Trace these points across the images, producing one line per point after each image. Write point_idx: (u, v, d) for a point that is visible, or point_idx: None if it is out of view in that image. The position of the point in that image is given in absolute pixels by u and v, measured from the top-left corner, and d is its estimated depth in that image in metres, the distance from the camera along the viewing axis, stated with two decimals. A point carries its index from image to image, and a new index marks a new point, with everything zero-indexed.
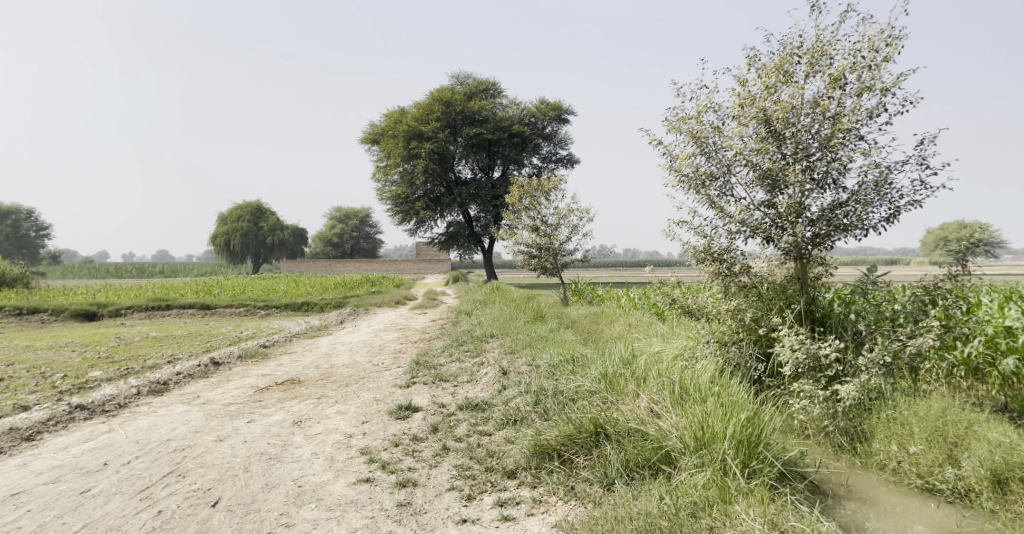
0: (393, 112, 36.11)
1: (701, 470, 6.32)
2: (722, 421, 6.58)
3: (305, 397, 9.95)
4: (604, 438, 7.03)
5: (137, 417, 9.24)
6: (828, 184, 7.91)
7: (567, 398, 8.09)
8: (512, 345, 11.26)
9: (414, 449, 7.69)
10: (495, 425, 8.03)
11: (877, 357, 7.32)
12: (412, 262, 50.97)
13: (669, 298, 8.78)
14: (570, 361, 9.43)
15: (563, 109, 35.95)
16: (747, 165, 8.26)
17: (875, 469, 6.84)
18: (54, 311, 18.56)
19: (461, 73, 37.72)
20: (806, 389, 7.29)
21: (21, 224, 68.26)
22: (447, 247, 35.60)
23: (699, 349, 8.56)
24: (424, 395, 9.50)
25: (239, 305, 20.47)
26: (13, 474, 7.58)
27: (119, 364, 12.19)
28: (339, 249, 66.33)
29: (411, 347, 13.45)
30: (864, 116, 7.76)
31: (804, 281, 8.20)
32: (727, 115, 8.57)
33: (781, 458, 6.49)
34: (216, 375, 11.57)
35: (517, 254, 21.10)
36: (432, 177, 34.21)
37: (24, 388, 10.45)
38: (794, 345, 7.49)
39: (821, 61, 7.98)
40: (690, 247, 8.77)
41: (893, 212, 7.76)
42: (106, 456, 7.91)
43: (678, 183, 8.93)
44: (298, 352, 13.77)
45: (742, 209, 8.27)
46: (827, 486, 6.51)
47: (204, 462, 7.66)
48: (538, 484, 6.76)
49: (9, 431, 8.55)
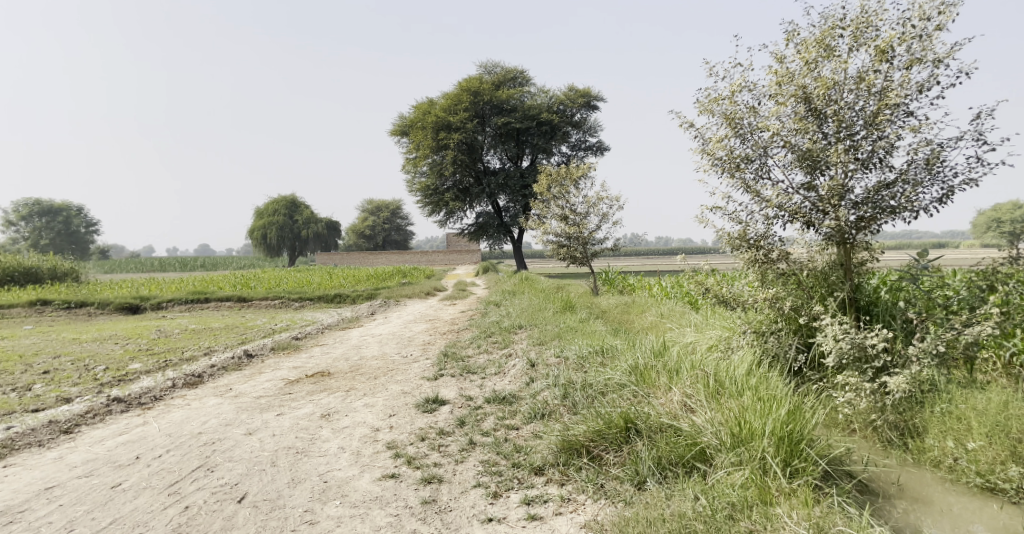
0: (422, 103, 35.96)
1: (739, 468, 6.00)
2: (760, 416, 6.25)
3: (334, 389, 9.82)
4: (635, 435, 6.73)
5: (171, 409, 9.21)
6: (874, 163, 7.45)
7: (597, 391, 7.81)
8: (540, 336, 11.00)
9: (440, 444, 7.49)
10: (523, 418, 7.79)
11: (930, 346, 6.88)
12: (443, 253, 51.06)
13: (702, 287, 8.44)
14: (599, 352, 9.16)
15: (592, 96, 35.31)
16: (785, 147, 7.83)
17: (930, 466, 6.43)
18: (99, 304, 18.79)
19: (490, 61, 37.30)
20: (851, 381, 6.88)
21: (72, 221, 70.20)
22: (477, 238, 35.47)
23: (735, 339, 8.21)
24: (452, 387, 9.31)
25: (273, 297, 20.54)
26: (48, 467, 7.56)
27: (158, 357, 12.24)
28: (371, 240, 66.64)
29: (439, 339, 13.28)
30: (913, 90, 7.28)
31: (848, 267, 7.77)
32: (763, 94, 8.14)
33: (826, 456, 6.12)
34: (248, 367, 11.53)
35: (546, 244, 20.80)
36: (461, 167, 34.02)
37: (67, 380, 10.53)
38: (838, 335, 7.08)
39: (866, 33, 7.50)
40: (725, 233, 8.39)
41: (946, 192, 7.27)
42: (138, 449, 7.87)
43: (712, 167, 8.53)
44: (329, 343, 13.71)
45: (780, 192, 7.85)
46: (877, 485, 6.14)
47: (233, 456, 7.56)
48: (566, 481, 6.51)
49: (49, 424, 8.56)
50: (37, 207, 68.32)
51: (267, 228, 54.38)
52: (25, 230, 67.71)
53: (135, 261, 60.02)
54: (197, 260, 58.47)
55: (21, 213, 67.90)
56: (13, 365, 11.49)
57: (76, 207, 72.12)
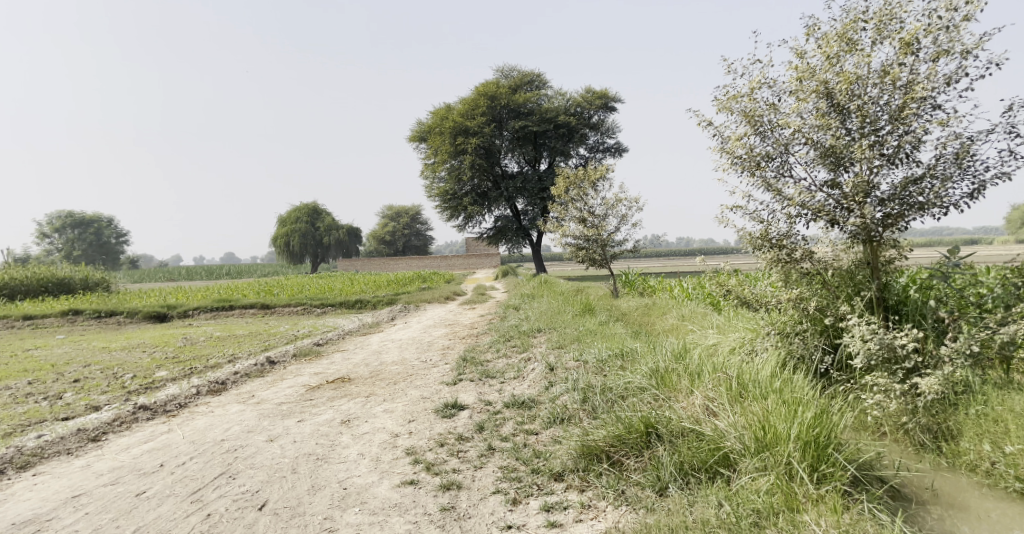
0: (439, 109, 36.03)
1: (764, 474, 5.85)
2: (786, 420, 6.09)
3: (355, 395, 9.79)
4: (656, 439, 6.60)
5: (196, 417, 9.24)
6: (900, 159, 7.25)
7: (617, 395, 7.69)
8: (559, 340, 10.89)
9: (460, 450, 7.40)
10: (542, 423, 7.69)
11: (963, 347, 6.65)
12: (463, 257, 51.16)
13: (724, 288, 8.28)
14: (619, 356, 9.02)
15: (609, 97, 35.13)
16: (808, 144, 7.65)
17: (965, 471, 6.21)
18: (128, 313, 19.03)
19: (506, 66, 37.30)
20: (880, 382, 6.69)
21: (102, 231, 71.51)
22: (496, 242, 35.47)
23: (759, 341, 8.05)
24: (471, 392, 9.23)
25: (296, 304, 20.66)
26: (76, 475, 7.59)
27: (184, 364, 12.31)
28: (391, 246, 67.01)
29: (458, 343, 13.22)
30: (940, 83, 7.07)
31: (875, 266, 7.56)
32: (783, 90, 7.97)
33: (855, 461, 5.93)
34: (271, 374, 11.55)
35: (565, 247, 20.67)
36: (479, 171, 34.03)
37: (96, 388, 10.62)
38: (866, 336, 6.88)
39: (890, 25, 7.31)
40: (746, 233, 8.22)
41: (977, 187, 7.04)
42: (163, 457, 7.89)
43: (731, 166, 8.37)
44: (349, 349, 13.72)
45: (802, 191, 7.67)
46: (910, 491, 5.95)
47: (254, 463, 7.54)
48: (586, 487, 6.39)
49: (77, 432, 8.62)
50: (70, 219, 69.68)
51: (289, 235, 54.87)
52: (58, 242, 69.09)
53: (164, 270, 60.92)
54: (223, 268, 59.22)
55: (53, 225, 69.21)
56: (44, 373, 11.64)
57: (106, 218, 73.47)
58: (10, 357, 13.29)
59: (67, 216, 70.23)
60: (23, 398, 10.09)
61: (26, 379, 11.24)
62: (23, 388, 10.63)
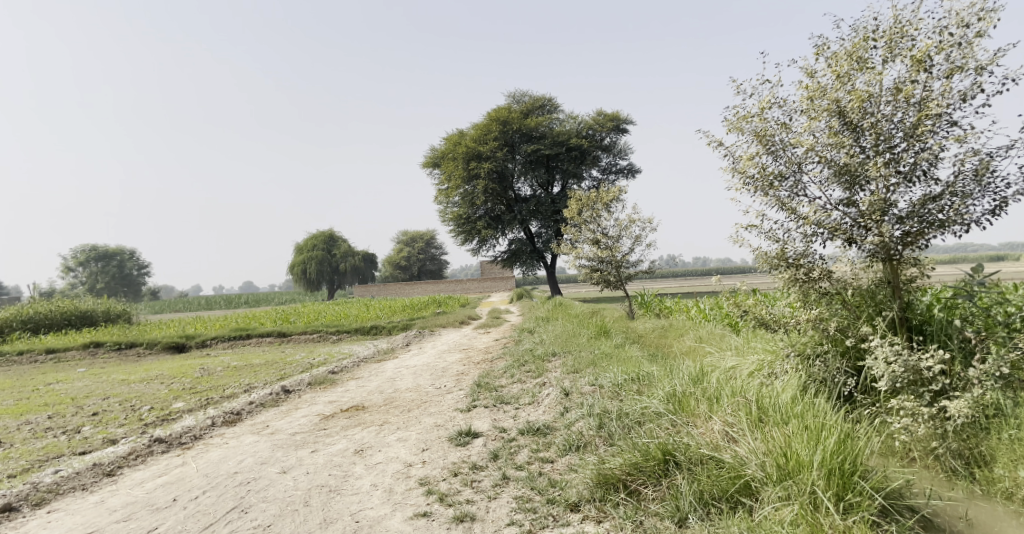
0: (452, 135, 36.24)
1: (788, 503, 5.63)
2: (808, 446, 5.88)
3: (369, 424, 9.66)
4: (674, 467, 6.42)
5: (210, 449, 9.14)
6: (917, 176, 7.08)
7: (633, 421, 7.51)
8: (574, 364, 10.71)
9: (473, 479, 7.23)
10: (557, 451, 7.51)
11: (992, 368, 6.42)
12: (478, 281, 51.12)
13: (741, 309, 8.09)
14: (635, 380, 8.83)
15: (620, 119, 35.15)
16: (821, 162, 7.51)
17: (1000, 498, 5.97)
18: (148, 344, 19.10)
19: (518, 91, 37.56)
20: (907, 406, 6.46)
21: (125, 264, 72.48)
22: (510, 265, 35.39)
23: (779, 364, 7.86)
24: (485, 419, 9.07)
25: (313, 331, 20.62)
26: (89, 512, 7.50)
27: (201, 395, 12.25)
28: (407, 271, 67.18)
29: (473, 368, 13.07)
30: (956, 99, 6.91)
31: (896, 285, 7.37)
32: (794, 109, 7.85)
33: (883, 489, 5.70)
34: (286, 403, 11.45)
35: (580, 269, 20.52)
36: (492, 195, 34.07)
37: (114, 421, 10.58)
38: (889, 358, 6.66)
39: (901, 43, 7.18)
40: (761, 253, 8.05)
41: (998, 203, 6.84)
42: (176, 491, 7.79)
43: (744, 186, 8.23)
44: (364, 376, 13.60)
45: (818, 210, 7.51)
46: (942, 521, 5.71)
47: (267, 496, 7.41)
48: (604, 518, 6.19)
49: (93, 466, 8.55)
50: (93, 252, 70.75)
51: (307, 263, 55.11)
52: (82, 275, 70.04)
53: (184, 301, 61.42)
54: (241, 297, 59.48)
55: (78, 259, 70.26)
56: (64, 407, 11.63)
57: (128, 250, 74.34)
58: (31, 391, 13.32)
59: (90, 250, 71.25)
60: (41, 432, 10.06)
61: (46, 413, 11.23)
62: (42, 422, 10.61)
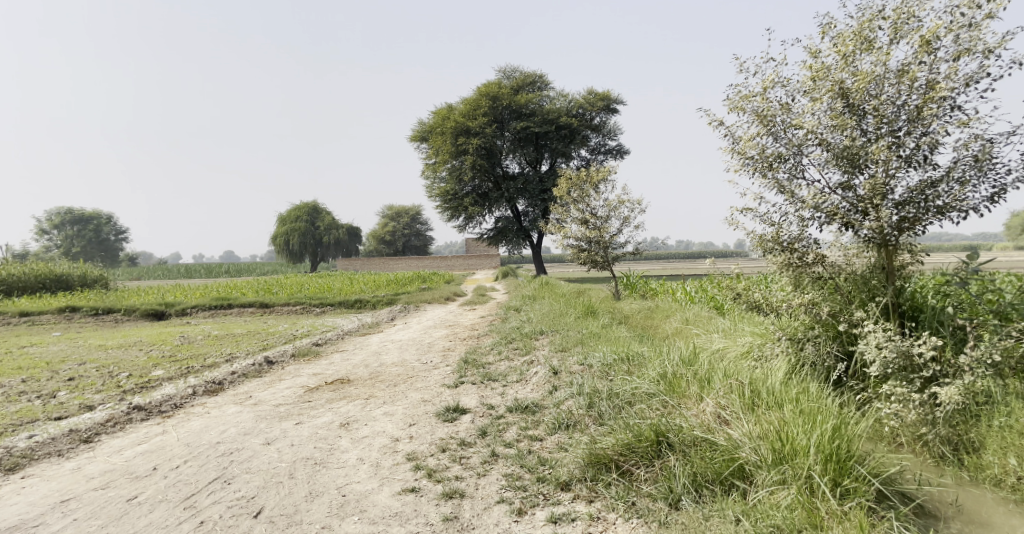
0: (441, 109, 35.76)
1: (784, 488, 5.65)
2: (805, 431, 5.88)
3: (354, 397, 9.56)
4: (666, 449, 6.38)
5: (191, 418, 9.01)
6: (918, 161, 7.04)
7: (624, 401, 7.46)
8: (561, 343, 10.68)
9: (462, 456, 7.18)
10: (546, 429, 7.48)
11: (984, 356, 6.46)
12: (462, 258, 50.98)
13: (733, 292, 8.06)
14: (625, 360, 8.78)
15: (611, 99, 34.88)
16: (821, 145, 7.44)
17: (990, 485, 6.04)
18: (126, 311, 18.82)
19: (508, 66, 37.12)
20: (898, 392, 6.49)
21: (102, 228, 71.29)
22: (496, 242, 35.30)
23: (769, 347, 7.84)
24: (472, 396, 9.00)
25: (295, 303, 20.41)
26: (65, 478, 7.36)
27: (181, 363, 12.08)
28: (391, 246, 66.74)
29: (459, 345, 13.01)
30: (961, 82, 6.85)
31: (890, 271, 7.37)
32: (797, 90, 7.76)
33: (878, 474, 5.73)
34: (269, 374, 11.31)
35: (567, 248, 20.43)
36: (480, 172, 33.67)
37: (91, 387, 10.38)
38: (881, 343, 6.68)
39: (908, 24, 7.10)
40: (756, 236, 8.00)
41: (997, 190, 6.82)
42: (156, 460, 7.66)
43: (743, 167, 8.16)
44: (349, 349, 13.50)
45: (816, 193, 7.46)
46: (933, 506, 5.77)
47: (250, 467, 7.31)
48: (594, 497, 6.18)
49: (69, 433, 8.39)
50: (70, 216, 69.52)
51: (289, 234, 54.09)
52: (58, 239, 68.83)
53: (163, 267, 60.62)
54: (222, 267, 58.84)
55: (53, 221, 69.02)
56: (39, 371, 11.40)
57: (106, 215, 73.03)
58: (5, 355, 13.06)
59: (65, 213, 69.85)
60: (16, 396, 9.86)
61: (20, 377, 11.01)
62: (16, 386, 10.41)
